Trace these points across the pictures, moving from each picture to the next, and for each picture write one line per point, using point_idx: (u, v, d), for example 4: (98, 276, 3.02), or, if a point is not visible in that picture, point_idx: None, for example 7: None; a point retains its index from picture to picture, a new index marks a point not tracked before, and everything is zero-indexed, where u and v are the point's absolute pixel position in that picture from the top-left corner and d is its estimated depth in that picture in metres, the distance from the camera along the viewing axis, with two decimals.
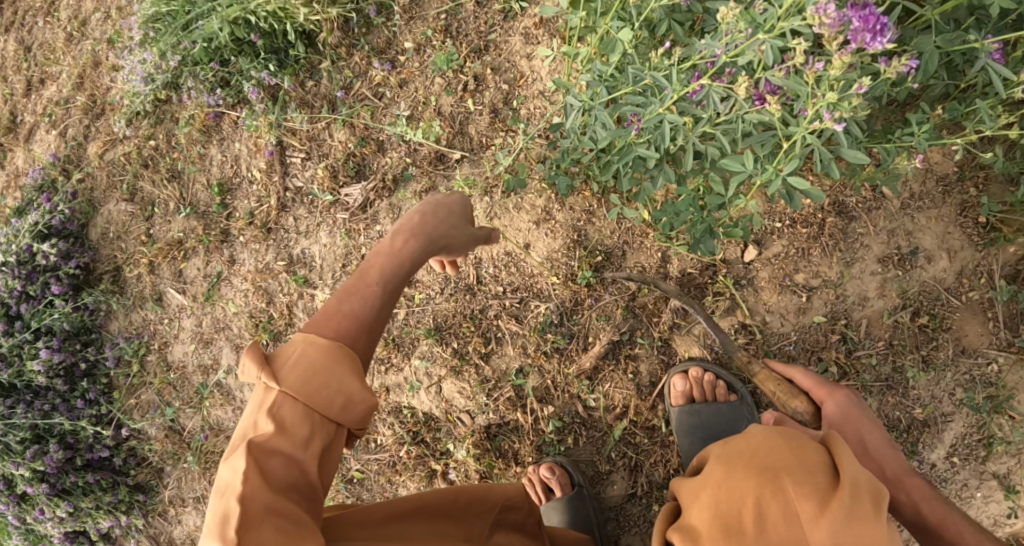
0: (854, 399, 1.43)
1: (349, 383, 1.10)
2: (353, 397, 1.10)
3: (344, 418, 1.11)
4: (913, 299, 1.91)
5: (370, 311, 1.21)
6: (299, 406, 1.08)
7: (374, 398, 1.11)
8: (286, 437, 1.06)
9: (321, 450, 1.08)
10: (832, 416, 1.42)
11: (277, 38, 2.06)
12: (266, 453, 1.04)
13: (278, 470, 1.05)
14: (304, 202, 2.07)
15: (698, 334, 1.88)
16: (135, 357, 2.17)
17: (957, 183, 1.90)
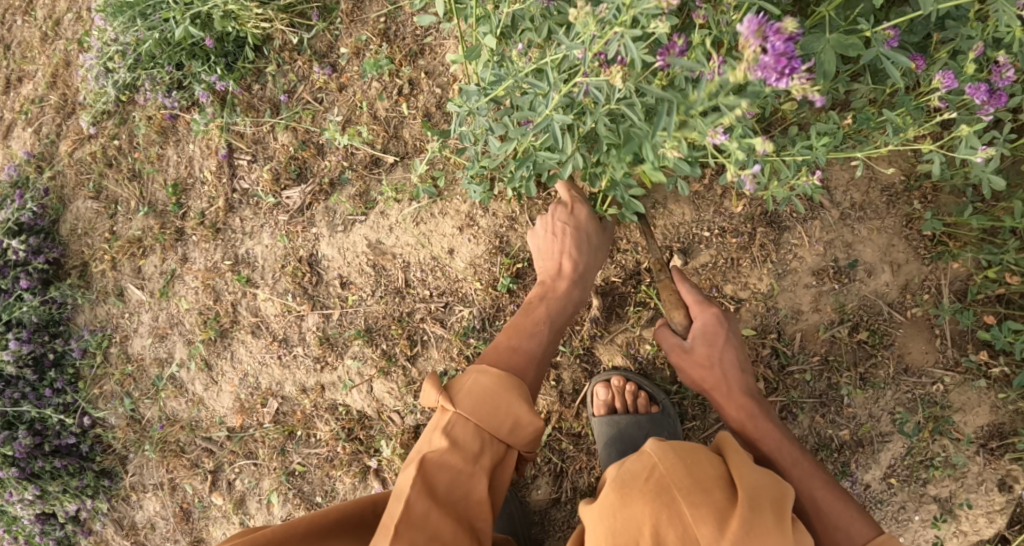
0: (721, 321, 1.60)
1: (518, 409, 1.44)
2: (521, 419, 1.43)
3: (514, 441, 1.45)
4: (852, 314, 1.83)
5: (539, 348, 1.61)
6: (470, 428, 1.43)
7: (539, 422, 1.43)
8: (461, 455, 1.40)
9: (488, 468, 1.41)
10: (694, 333, 1.61)
11: (226, 42, 2.10)
12: (438, 467, 1.38)
13: (445, 481, 1.38)
14: (249, 203, 2.13)
15: (622, 343, 1.86)
16: (98, 349, 2.28)
17: (904, 193, 1.81)
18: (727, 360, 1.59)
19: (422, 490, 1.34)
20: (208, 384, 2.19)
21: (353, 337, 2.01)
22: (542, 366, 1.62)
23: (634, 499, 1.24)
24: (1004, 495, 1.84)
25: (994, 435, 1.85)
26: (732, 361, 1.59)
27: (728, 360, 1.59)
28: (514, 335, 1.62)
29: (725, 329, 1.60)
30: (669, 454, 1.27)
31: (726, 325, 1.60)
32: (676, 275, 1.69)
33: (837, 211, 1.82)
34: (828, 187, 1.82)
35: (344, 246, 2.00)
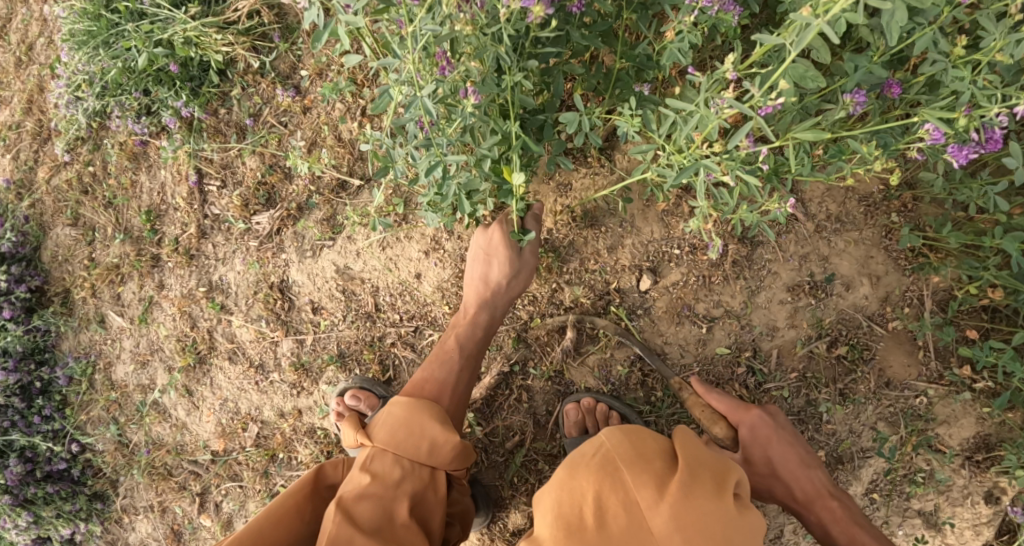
0: (767, 420, 1.57)
1: (431, 431, 1.54)
2: (438, 442, 1.53)
3: (435, 462, 1.53)
4: (830, 328, 1.79)
5: (452, 376, 1.68)
6: (389, 458, 1.52)
7: (454, 440, 1.52)
8: (380, 484, 1.48)
9: (409, 493, 1.49)
10: (744, 440, 1.56)
11: (191, 67, 2.07)
12: (358, 498, 1.44)
13: (370, 512, 1.43)
14: (221, 229, 2.12)
15: (592, 365, 1.83)
16: (84, 376, 2.30)
17: (882, 203, 1.76)
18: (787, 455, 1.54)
19: (342, 521, 1.39)
20: (190, 409, 2.20)
21: (326, 363, 2.01)
22: (462, 393, 1.69)
23: (580, 470, 1.23)
24: (990, 508, 1.80)
25: (980, 447, 1.80)
26: (795, 460, 1.54)
27: (790, 459, 1.54)
28: (429, 367, 1.71)
29: (773, 425, 1.57)
30: (617, 435, 1.27)
31: (774, 424, 1.57)
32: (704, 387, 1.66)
33: (812, 223, 1.78)
34: (801, 199, 1.78)
35: (314, 271, 2.01)
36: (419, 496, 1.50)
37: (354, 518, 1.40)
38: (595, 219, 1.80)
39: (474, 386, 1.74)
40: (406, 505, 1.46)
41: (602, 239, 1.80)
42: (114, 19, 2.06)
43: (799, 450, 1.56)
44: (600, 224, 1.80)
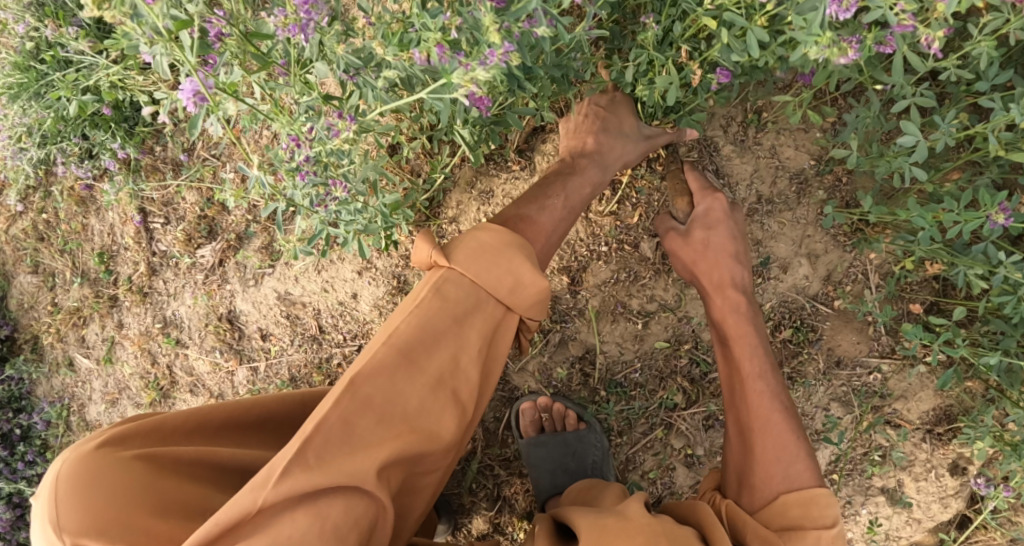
0: (721, 203, 1.53)
1: (519, 268, 1.24)
2: (522, 281, 1.24)
3: (514, 304, 1.25)
4: (772, 313, 1.77)
5: (552, 219, 1.45)
6: (465, 285, 1.24)
7: (542, 286, 1.24)
8: (451, 313, 1.20)
9: (478, 337, 1.23)
10: (696, 215, 1.53)
11: (123, 108, 2.09)
12: (416, 328, 1.17)
13: (431, 353, 1.17)
14: (169, 265, 2.16)
15: (533, 370, 1.81)
16: (60, 418, 2.35)
17: (814, 179, 1.71)
18: (725, 271, 1.46)
19: (395, 355, 1.15)
20: None
21: (280, 389, 2.04)
22: (552, 241, 1.44)
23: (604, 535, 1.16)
24: (955, 479, 1.80)
25: (941, 419, 1.79)
26: (735, 260, 1.48)
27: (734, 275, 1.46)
28: (523, 207, 1.46)
29: (727, 216, 1.51)
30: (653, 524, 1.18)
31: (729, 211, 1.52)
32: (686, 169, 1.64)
33: (743, 208, 1.74)
34: (729, 183, 1.74)
35: (257, 299, 2.05)
36: (488, 336, 1.23)
37: (411, 355, 1.16)
38: None
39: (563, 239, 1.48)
40: (467, 355, 1.21)
41: None
42: (42, 70, 2.05)
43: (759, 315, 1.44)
44: None
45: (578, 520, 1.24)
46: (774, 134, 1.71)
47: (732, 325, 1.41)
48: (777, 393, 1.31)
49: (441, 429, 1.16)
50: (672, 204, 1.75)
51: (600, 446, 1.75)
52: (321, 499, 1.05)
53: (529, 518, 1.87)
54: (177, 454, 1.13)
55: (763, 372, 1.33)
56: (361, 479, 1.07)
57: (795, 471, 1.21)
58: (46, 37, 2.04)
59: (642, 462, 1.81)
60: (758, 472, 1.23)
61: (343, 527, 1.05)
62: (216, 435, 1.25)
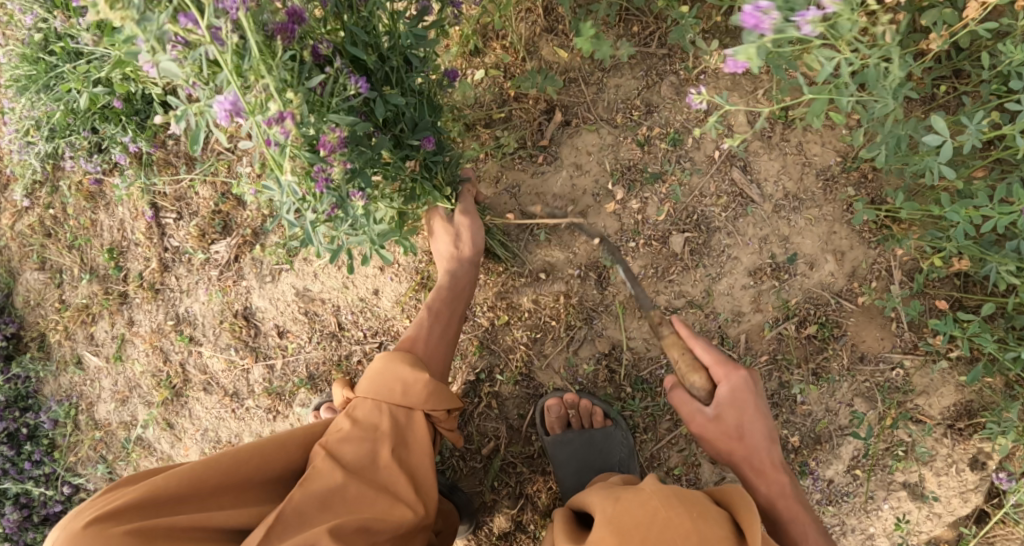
0: (750, 382, 1.46)
1: (403, 374, 1.48)
2: (409, 381, 1.46)
3: (412, 402, 1.45)
4: (798, 309, 1.76)
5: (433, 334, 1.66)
6: (371, 406, 1.46)
7: (426, 378, 1.46)
8: (359, 427, 1.42)
9: (390, 435, 1.42)
10: (722, 400, 1.45)
11: (135, 101, 2.05)
12: (340, 440, 1.39)
13: (351, 452, 1.38)
14: (182, 261, 2.13)
15: (559, 366, 1.80)
16: (68, 418, 2.30)
17: (841, 175, 1.71)
18: (757, 434, 1.45)
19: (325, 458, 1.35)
20: (173, 441, 2.19)
21: (298, 386, 2.02)
22: (443, 345, 1.67)
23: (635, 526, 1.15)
24: (975, 474, 1.80)
25: (962, 414, 1.79)
26: (761, 432, 1.45)
27: (756, 430, 1.45)
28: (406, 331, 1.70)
29: (753, 392, 1.46)
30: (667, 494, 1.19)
31: (754, 388, 1.46)
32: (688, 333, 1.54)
33: (770, 204, 1.73)
34: (756, 179, 1.73)
35: (275, 296, 2.02)
36: (402, 436, 1.43)
37: (338, 459, 1.36)
38: (548, 220, 1.75)
39: (454, 341, 1.71)
40: (387, 448, 1.39)
41: (558, 239, 1.76)
42: (52, 62, 2.01)
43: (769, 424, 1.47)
44: (554, 225, 1.76)
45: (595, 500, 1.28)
46: (801, 131, 1.71)
47: (784, 508, 1.43)
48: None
49: (384, 511, 1.32)
50: (701, 199, 1.74)
51: (626, 444, 1.75)
52: None
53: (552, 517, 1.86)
54: (171, 523, 1.18)
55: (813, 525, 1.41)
56: (313, 543, 1.20)
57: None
58: (55, 29, 1.99)
59: (667, 459, 1.81)
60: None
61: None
62: (209, 495, 1.27)
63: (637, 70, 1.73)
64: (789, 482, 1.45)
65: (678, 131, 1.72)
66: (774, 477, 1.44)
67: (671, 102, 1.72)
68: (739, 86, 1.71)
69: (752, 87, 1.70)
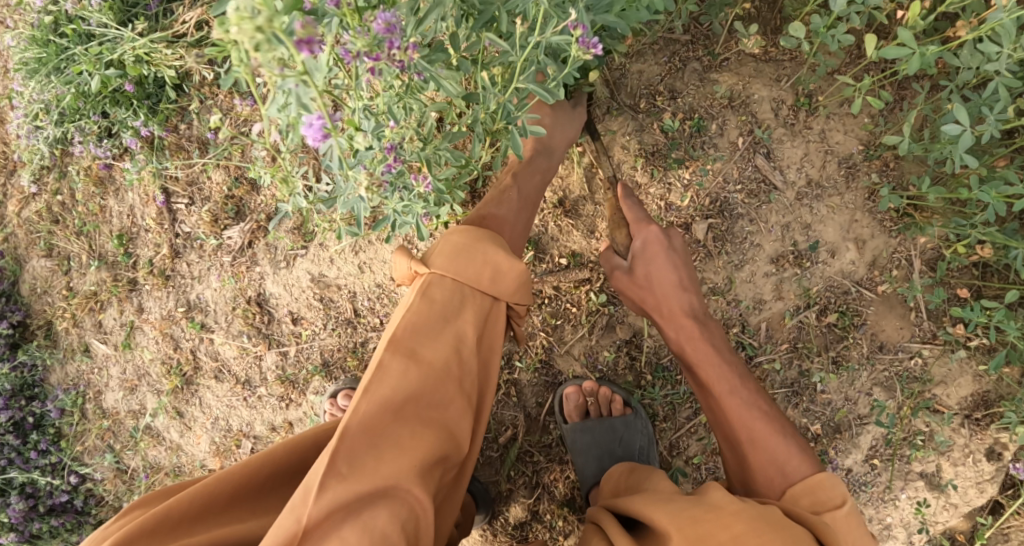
0: (662, 234, 1.49)
1: (493, 256, 1.28)
2: (500, 268, 1.27)
3: (498, 292, 1.28)
4: (818, 297, 1.75)
5: (512, 212, 1.51)
6: (450, 285, 1.26)
7: (520, 268, 1.28)
8: (439, 311, 1.23)
9: (473, 323, 1.25)
10: (635, 251, 1.49)
11: (146, 84, 2.02)
12: (414, 331, 1.20)
13: (432, 349, 1.20)
14: (193, 247, 2.11)
15: (579, 353, 1.79)
16: (75, 407, 2.26)
17: (863, 163, 1.70)
18: (665, 275, 1.47)
19: (398, 355, 1.17)
20: (183, 430, 2.17)
21: (311, 374, 2.01)
22: (519, 228, 1.53)
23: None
24: (992, 464, 1.79)
25: (979, 405, 1.78)
26: (671, 281, 1.47)
27: (665, 277, 1.47)
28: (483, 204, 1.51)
29: (666, 245, 1.49)
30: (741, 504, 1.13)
31: (668, 241, 1.49)
32: (620, 187, 1.55)
33: (793, 191, 1.72)
34: (779, 166, 1.71)
35: (289, 282, 2.01)
36: (484, 326, 1.27)
37: (413, 358, 1.18)
38: (570, 206, 1.74)
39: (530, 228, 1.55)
40: (468, 342, 1.23)
41: (581, 225, 1.75)
42: (63, 44, 1.99)
43: (689, 291, 1.48)
44: (576, 211, 1.75)
45: (653, 512, 1.20)
46: (824, 118, 1.70)
47: (695, 352, 1.42)
48: (778, 427, 1.30)
49: (458, 428, 1.20)
50: (724, 186, 1.72)
51: (646, 431, 1.74)
52: (364, 510, 1.07)
53: (569, 506, 1.84)
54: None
55: (751, 401, 1.34)
56: (395, 479, 1.09)
57: (791, 471, 1.24)
58: (67, 11, 1.97)
59: (687, 447, 1.80)
60: (761, 478, 1.26)
61: (390, 535, 1.06)
62: (224, 510, 1.18)
63: (660, 56, 1.72)
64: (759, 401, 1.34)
65: (701, 118, 1.71)
66: (680, 319, 1.45)
67: (695, 88, 1.71)
68: (762, 73, 1.70)
69: (775, 74, 1.69)
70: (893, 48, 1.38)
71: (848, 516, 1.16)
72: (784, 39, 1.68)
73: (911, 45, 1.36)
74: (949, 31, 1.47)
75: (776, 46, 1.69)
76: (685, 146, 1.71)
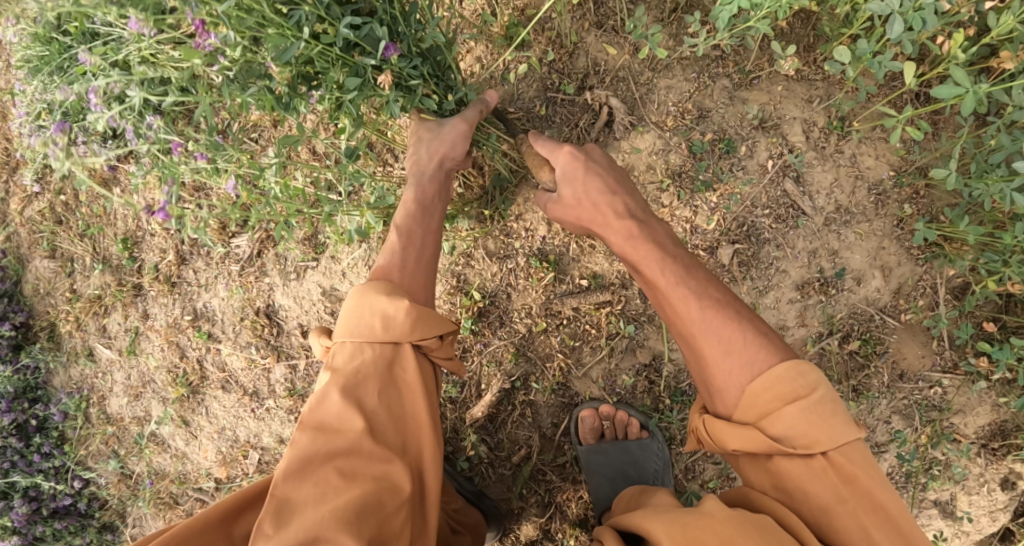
0: (582, 151, 1.39)
1: (380, 306, 1.29)
2: (387, 312, 1.28)
3: (395, 337, 1.27)
4: (842, 324, 1.72)
5: (395, 259, 1.40)
6: (349, 349, 1.29)
7: (405, 306, 1.27)
8: (339, 375, 1.26)
9: (373, 377, 1.26)
10: (561, 177, 1.39)
11: (152, 85, 1.95)
12: (320, 399, 1.24)
13: (339, 415, 1.22)
14: (200, 254, 2.06)
15: (597, 376, 1.75)
16: (78, 411, 2.22)
17: (893, 190, 1.67)
18: (592, 197, 1.36)
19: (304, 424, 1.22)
20: (189, 438, 2.14)
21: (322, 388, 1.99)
22: (423, 265, 1.41)
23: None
24: (1006, 493, 1.77)
25: (996, 434, 1.76)
26: (601, 190, 1.36)
27: (596, 190, 1.36)
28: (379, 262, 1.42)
29: (588, 159, 1.39)
30: (742, 524, 1.09)
31: (586, 157, 1.39)
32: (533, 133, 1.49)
33: (821, 216, 1.68)
34: (809, 191, 1.68)
35: (299, 294, 1.97)
36: (386, 372, 1.27)
37: (322, 428, 1.22)
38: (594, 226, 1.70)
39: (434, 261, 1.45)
40: (372, 392, 1.25)
41: (603, 246, 1.70)
42: (66, 43, 1.96)
43: (630, 203, 1.37)
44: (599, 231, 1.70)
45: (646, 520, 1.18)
46: (856, 142, 1.66)
47: (643, 262, 1.31)
48: (730, 314, 1.22)
49: (388, 475, 1.21)
50: (753, 210, 1.68)
51: (662, 455, 1.72)
52: None
53: (582, 527, 1.81)
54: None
55: (698, 288, 1.26)
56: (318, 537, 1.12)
57: (750, 359, 1.18)
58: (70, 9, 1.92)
59: (703, 471, 1.77)
60: (717, 371, 1.20)
61: None
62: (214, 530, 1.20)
63: (689, 71, 1.66)
64: (710, 284, 1.28)
65: (731, 139, 1.66)
66: (617, 224, 1.33)
67: (725, 107, 1.66)
68: (794, 93, 1.66)
69: (807, 94, 1.65)
70: (946, 87, 1.30)
71: (817, 405, 1.13)
72: (817, 58, 1.65)
73: (965, 85, 1.29)
74: (995, 61, 1.40)
75: (809, 64, 1.65)
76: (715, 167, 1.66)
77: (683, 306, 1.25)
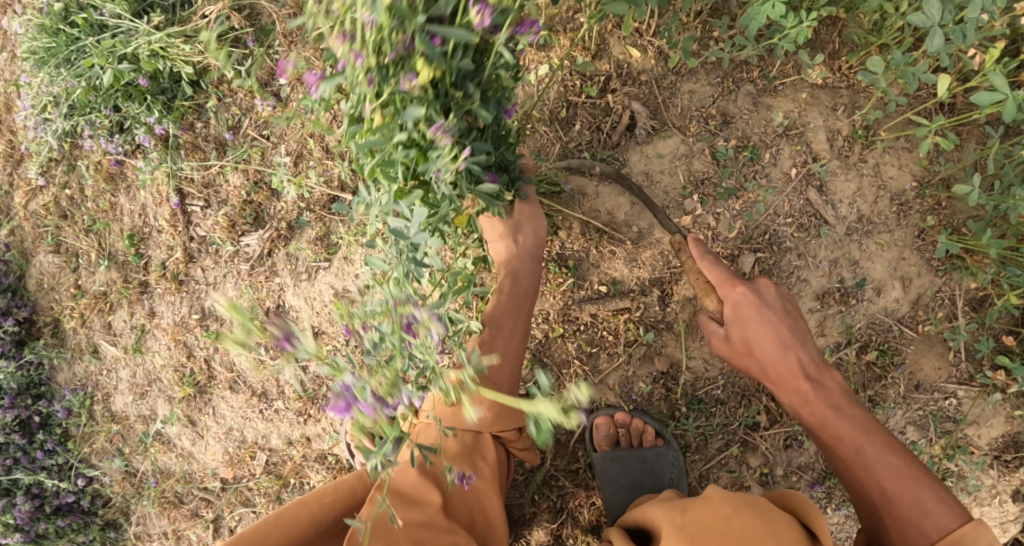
0: (750, 296, 1.42)
1: (475, 404, 1.52)
2: (475, 414, 1.52)
3: (480, 427, 1.55)
4: (860, 334, 1.71)
5: (489, 342, 1.61)
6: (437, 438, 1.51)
7: (489, 404, 1.53)
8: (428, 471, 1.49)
9: (463, 452, 1.53)
10: (726, 318, 1.43)
11: (162, 78, 1.91)
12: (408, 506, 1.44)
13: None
14: (209, 252, 2.03)
15: (614, 383, 1.74)
16: (83, 408, 2.18)
17: (915, 201, 1.66)
18: (767, 341, 1.40)
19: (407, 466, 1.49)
20: (195, 438, 2.12)
21: (332, 391, 1.98)
22: (511, 352, 1.62)
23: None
24: (1017, 505, 1.76)
25: (1009, 446, 1.74)
26: (772, 343, 1.40)
27: (766, 342, 1.40)
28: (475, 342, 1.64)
29: (757, 306, 1.42)
30: (739, 502, 1.12)
31: (759, 300, 1.42)
32: (696, 247, 1.48)
33: (843, 226, 1.68)
34: (832, 201, 1.68)
35: (311, 295, 1.96)
36: (473, 454, 1.54)
37: (412, 504, 1.44)
38: (614, 231, 1.68)
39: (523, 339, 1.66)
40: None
41: (623, 252, 1.69)
42: (73, 34, 1.88)
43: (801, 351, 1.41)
44: (619, 236, 1.69)
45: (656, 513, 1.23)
46: (880, 151, 1.66)
47: (811, 414, 1.38)
48: (909, 475, 1.27)
49: None
50: (775, 219, 1.69)
51: (677, 464, 1.70)
52: None
53: (594, 533, 1.79)
54: None
55: (880, 449, 1.30)
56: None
57: (930, 523, 1.22)
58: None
59: (717, 479, 1.75)
60: (895, 534, 1.25)
61: None
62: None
63: (713, 75, 1.67)
64: (877, 432, 1.33)
65: (755, 146, 1.67)
66: (792, 385, 1.38)
67: (748, 114, 1.67)
68: (819, 100, 1.66)
69: (832, 102, 1.66)
70: (986, 94, 1.34)
71: None
72: (843, 65, 1.64)
73: (1004, 93, 1.33)
74: None
75: (835, 72, 1.65)
76: (736, 175, 1.67)
77: (861, 463, 1.30)
